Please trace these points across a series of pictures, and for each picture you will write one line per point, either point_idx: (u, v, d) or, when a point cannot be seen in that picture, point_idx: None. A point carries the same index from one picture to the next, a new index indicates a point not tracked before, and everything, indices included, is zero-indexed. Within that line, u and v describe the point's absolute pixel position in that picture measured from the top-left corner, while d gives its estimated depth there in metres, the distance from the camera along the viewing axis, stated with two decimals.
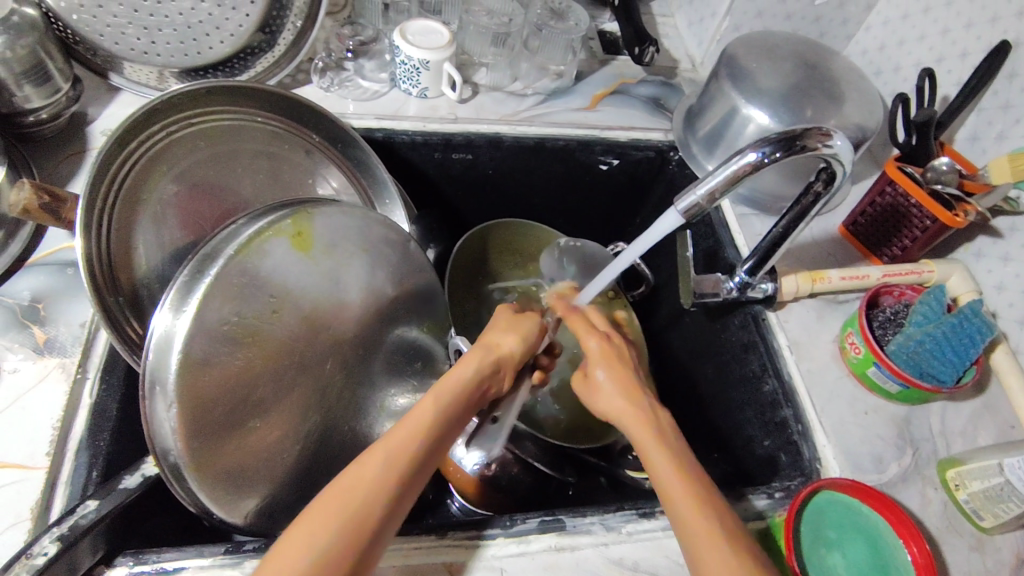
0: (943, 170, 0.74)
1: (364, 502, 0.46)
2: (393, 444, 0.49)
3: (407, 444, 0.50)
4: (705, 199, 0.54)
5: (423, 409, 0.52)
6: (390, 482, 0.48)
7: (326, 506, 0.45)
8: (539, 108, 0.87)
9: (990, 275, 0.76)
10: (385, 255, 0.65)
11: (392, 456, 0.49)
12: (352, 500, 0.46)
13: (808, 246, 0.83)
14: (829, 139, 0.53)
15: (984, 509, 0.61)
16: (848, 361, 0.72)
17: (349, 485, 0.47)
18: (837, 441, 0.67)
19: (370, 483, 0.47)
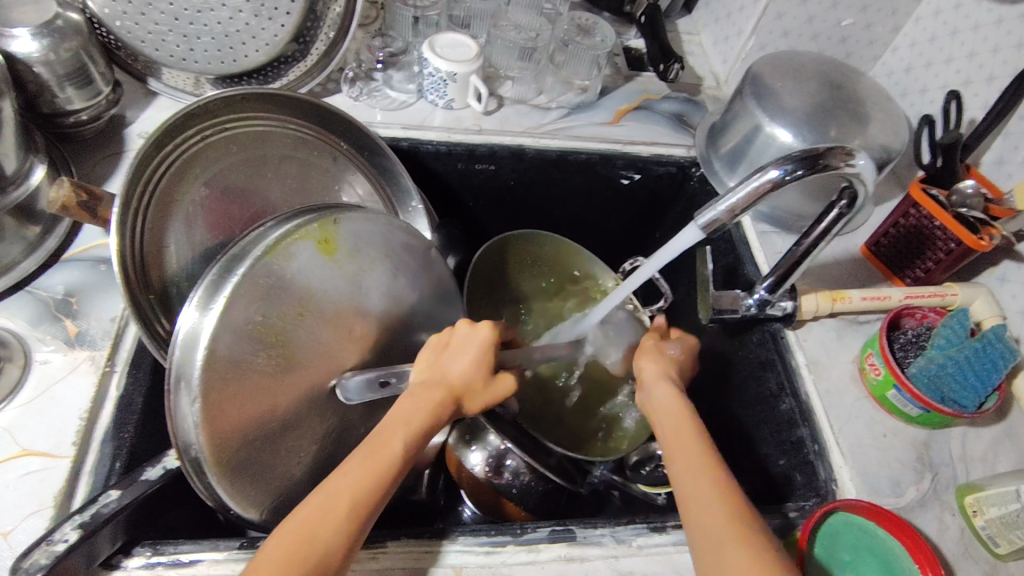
0: (968, 194, 0.73)
1: (327, 545, 0.48)
2: (348, 489, 0.51)
3: (367, 489, 0.51)
4: (726, 215, 0.55)
5: (385, 454, 0.54)
6: (349, 525, 0.49)
7: (284, 545, 0.47)
8: (563, 122, 0.88)
9: (1014, 300, 0.75)
10: (407, 262, 0.66)
11: (355, 499, 0.50)
12: (314, 542, 0.47)
13: (829, 265, 0.83)
14: (851, 159, 0.53)
15: (1001, 536, 0.61)
16: (867, 382, 0.71)
17: (310, 527, 0.48)
18: (854, 462, 0.67)
19: (334, 525, 0.49)
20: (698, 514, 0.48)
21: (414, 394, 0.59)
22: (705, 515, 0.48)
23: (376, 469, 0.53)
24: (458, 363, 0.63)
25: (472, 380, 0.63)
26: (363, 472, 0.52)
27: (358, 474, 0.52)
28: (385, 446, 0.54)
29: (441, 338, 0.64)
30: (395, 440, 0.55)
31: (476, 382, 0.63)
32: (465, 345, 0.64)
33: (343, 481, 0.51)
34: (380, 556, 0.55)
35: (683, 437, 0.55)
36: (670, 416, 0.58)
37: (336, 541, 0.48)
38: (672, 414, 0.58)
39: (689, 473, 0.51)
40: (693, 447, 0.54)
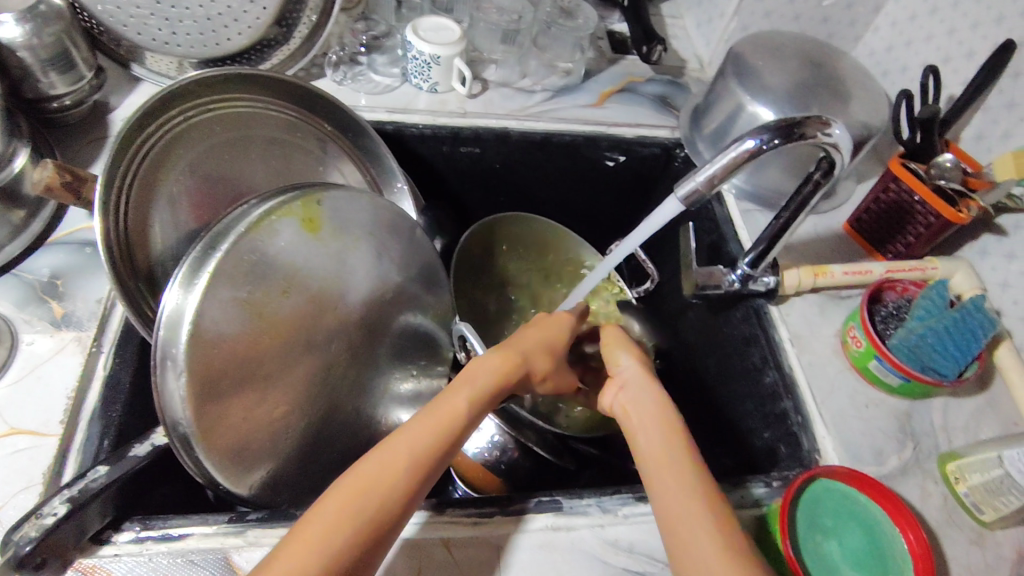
0: (947, 167, 0.74)
1: (383, 501, 0.46)
2: (409, 446, 0.48)
3: (428, 444, 0.49)
4: (704, 186, 0.55)
5: (447, 413, 0.51)
6: (410, 482, 0.47)
7: (345, 499, 0.45)
8: (548, 104, 0.89)
9: (994, 272, 0.77)
10: (391, 241, 0.67)
11: (416, 457, 0.48)
12: (371, 497, 0.45)
13: (811, 241, 0.83)
14: (827, 128, 0.54)
15: (985, 502, 0.62)
16: (849, 354, 0.72)
17: (370, 479, 0.46)
18: (837, 432, 0.67)
19: (391, 483, 0.46)
20: (682, 538, 0.45)
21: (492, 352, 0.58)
22: (692, 535, 0.45)
23: (436, 427, 0.50)
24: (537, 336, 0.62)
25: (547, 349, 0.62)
26: (425, 427, 0.50)
27: (423, 428, 0.50)
28: (448, 404, 0.52)
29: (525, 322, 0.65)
30: (460, 399, 0.52)
31: (545, 359, 0.61)
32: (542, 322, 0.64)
33: (403, 438, 0.48)
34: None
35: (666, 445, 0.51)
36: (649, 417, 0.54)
37: (394, 496, 0.46)
38: (651, 416, 0.54)
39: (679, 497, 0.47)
40: (685, 472, 0.49)
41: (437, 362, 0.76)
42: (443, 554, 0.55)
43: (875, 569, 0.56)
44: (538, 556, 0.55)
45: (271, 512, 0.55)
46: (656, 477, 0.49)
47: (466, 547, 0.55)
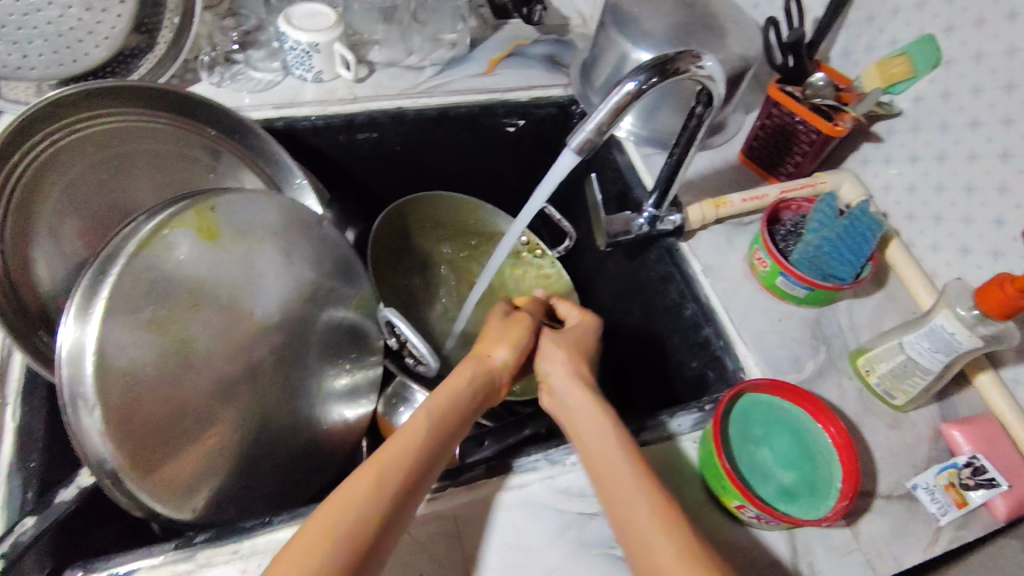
0: (820, 86, 0.78)
1: (361, 517, 0.45)
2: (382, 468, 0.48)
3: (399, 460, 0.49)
4: (594, 134, 0.57)
5: (422, 426, 0.52)
6: (393, 496, 0.47)
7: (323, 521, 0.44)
8: (438, 78, 0.88)
9: (877, 177, 0.83)
10: (298, 237, 0.66)
11: (387, 473, 0.48)
12: (360, 506, 0.45)
13: (710, 175, 0.87)
14: (699, 61, 0.56)
15: (895, 388, 0.66)
16: (758, 276, 0.76)
17: (354, 493, 0.46)
18: (756, 348, 0.71)
19: (376, 495, 0.46)
20: (632, 525, 0.48)
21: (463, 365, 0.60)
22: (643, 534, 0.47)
23: (415, 440, 0.51)
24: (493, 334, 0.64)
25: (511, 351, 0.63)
26: (402, 444, 0.50)
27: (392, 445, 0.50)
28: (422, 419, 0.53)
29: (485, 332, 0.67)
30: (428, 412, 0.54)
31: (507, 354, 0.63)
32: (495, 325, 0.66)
33: (387, 453, 0.49)
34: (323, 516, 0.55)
35: (600, 443, 0.54)
36: (587, 418, 0.57)
37: (369, 511, 0.45)
38: (587, 419, 0.57)
39: (629, 497, 0.49)
40: (624, 471, 0.51)
41: (370, 352, 0.75)
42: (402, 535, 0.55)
43: (805, 467, 0.60)
44: (494, 518, 0.57)
45: (219, 530, 0.54)
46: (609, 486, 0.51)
47: (424, 524, 0.56)
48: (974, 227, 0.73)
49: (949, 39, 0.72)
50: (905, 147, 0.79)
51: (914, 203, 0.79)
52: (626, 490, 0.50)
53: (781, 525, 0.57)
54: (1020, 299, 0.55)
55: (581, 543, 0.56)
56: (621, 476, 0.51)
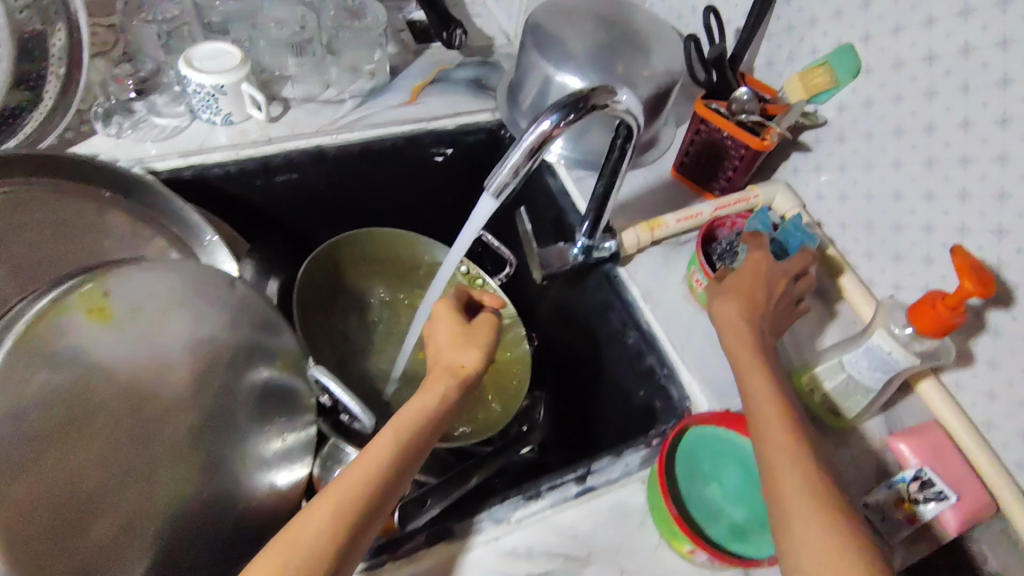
0: (745, 101, 0.77)
1: (314, 549, 0.46)
2: (343, 493, 0.49)
3: (359, 487, 0.49)
4: (511, 176, 0.54)
5: (376, 449, 0.52)
6: (342, 530, 0.47)
7: (283, 552, 0.45)
8: (359, 111, 0.84)
9: (809, 187, 0.82)
10: (206, 303, 0.61)
11: (343, 502, 0.48)
12: (303, 542, 0.46)
13: (645, 195, 0.85)
14: (615, 96, 0.54)
15: (840, 406, 0.66)
16: (697, 297, 0.75)
17: (303, 527, 0.47)
18: (701, 375, 0.70)
19: (319, 526, 0.47)
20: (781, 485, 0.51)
21: (433, 376, 0.61)
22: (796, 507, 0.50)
23: (370, 465, 0.51)
24: (445, 346, 0.65)
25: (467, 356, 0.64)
26: (358, 471, 0.50)
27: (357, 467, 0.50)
28: (378, 440, 0.53)
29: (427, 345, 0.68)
30: (386, 435, 0.54)
31: (468, 360, 0.63)
32: (439, 326, 0.68)
33: (347, 481, 0.49)
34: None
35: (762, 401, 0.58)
36: (738, 346, 0.63)
37: (325, 543, 0.46)
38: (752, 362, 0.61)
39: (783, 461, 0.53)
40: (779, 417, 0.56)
41: (302, 412, 0.70)
42: None
43: (754, 500, 0.59)
44: None
45: None
46: (760, 426, 0.56)
47: None
48: (904, 234, 0.72)
49: (869, 47, 0.72)
50: (833, 155, 0.79)
51: (846, 212, 0.79)
52: (778, 449, 0.54)
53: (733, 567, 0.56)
54: (951, 317, 0.54)
55: None
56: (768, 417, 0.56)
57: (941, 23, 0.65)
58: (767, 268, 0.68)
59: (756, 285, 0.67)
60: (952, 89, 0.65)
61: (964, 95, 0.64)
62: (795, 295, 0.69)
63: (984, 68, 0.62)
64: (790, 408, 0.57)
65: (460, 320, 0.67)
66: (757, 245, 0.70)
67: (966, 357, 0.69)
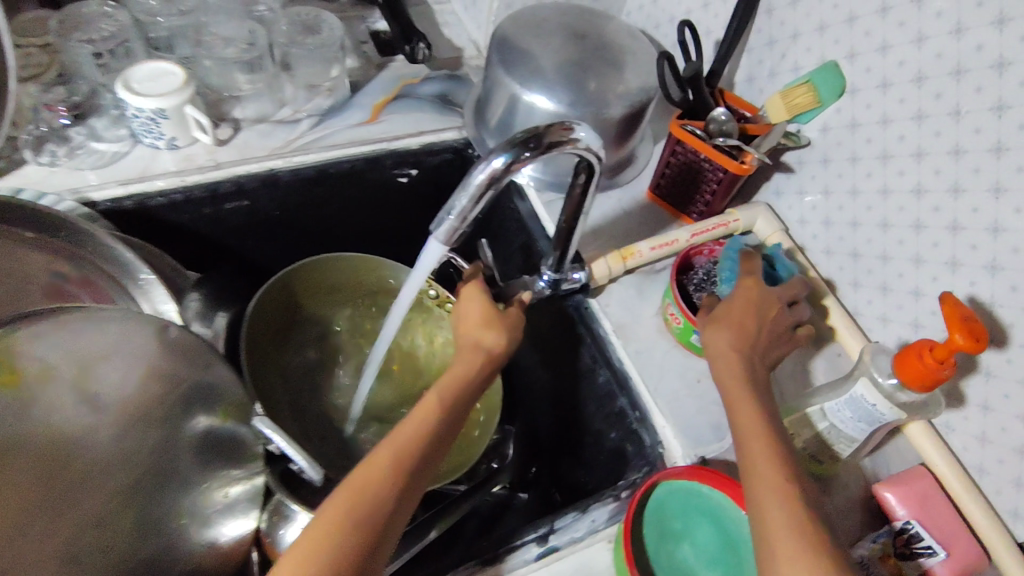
0: (723, 121, 0.73)
1: (375, 505, 0.47)
2: (396, 455, 0.50)
3: (409, 449, 0.50)
4: (459, 223, 0.49)
5: (422, 412, 0.53)
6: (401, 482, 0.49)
7: (339, 508, 0.46)
8: (316, 132, 0.80)
9: (792, 210, 0.78)
10: (138, 356, 0.56)
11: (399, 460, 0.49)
12: (369, 490, 0.47)
13: (620, 218, 0.80)
14: (572, 133, 0.49)
15: (822, 454, 0.61)
16: (672, 331, 0.70)
17: (363, 478, 0.48)
18: (676, 418, 0.65)
19: (382, 476, 0.48)
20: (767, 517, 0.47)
21: (462, 353, 0.60)
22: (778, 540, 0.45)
23: (421, 422, 0.52)
24: (473, 324, 0.63)
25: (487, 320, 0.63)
26: (412, 427, 0.52)
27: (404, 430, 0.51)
28: (426, 404, 0.54)
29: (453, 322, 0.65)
30: (431, 396, 0.55)
31: (490, 332, 0.62)
32: (467, 306, 0.64)
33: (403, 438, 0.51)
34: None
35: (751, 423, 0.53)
36: (727, 370, 0.57)
37: (388, 494, 0.48)
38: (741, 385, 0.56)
39: (767, 488, 0.48)
40: (771, 443, 0.51)
41: (247, 460, 0.66)
42: None
43: (725, 563, 0.55)
44: None
45: None
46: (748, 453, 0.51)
47: None
48: (891, 265, 0.68)
49: (853, 65, 0.67)
50: (817, 178, 0.74)
51: (831, 239, 0.74)
52: (767, 476, 0.49)
53: None
54: (941, 370, 0.50)
55: None
56: (757, 441, 0.51)
57: (931, 42, 0.60)
58: (759, 293, 0.62)
59: (748, 311, 0.61)
60: (943, 113, 0.61)
61: (954, 120, 0.60)
62: (791, 321, 0.63)
63: (978, 92, 0.58)
64: (781, 435, 0.52)
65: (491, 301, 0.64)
66: (749, 267, 0.64)
67: (957, 397, 0.65)
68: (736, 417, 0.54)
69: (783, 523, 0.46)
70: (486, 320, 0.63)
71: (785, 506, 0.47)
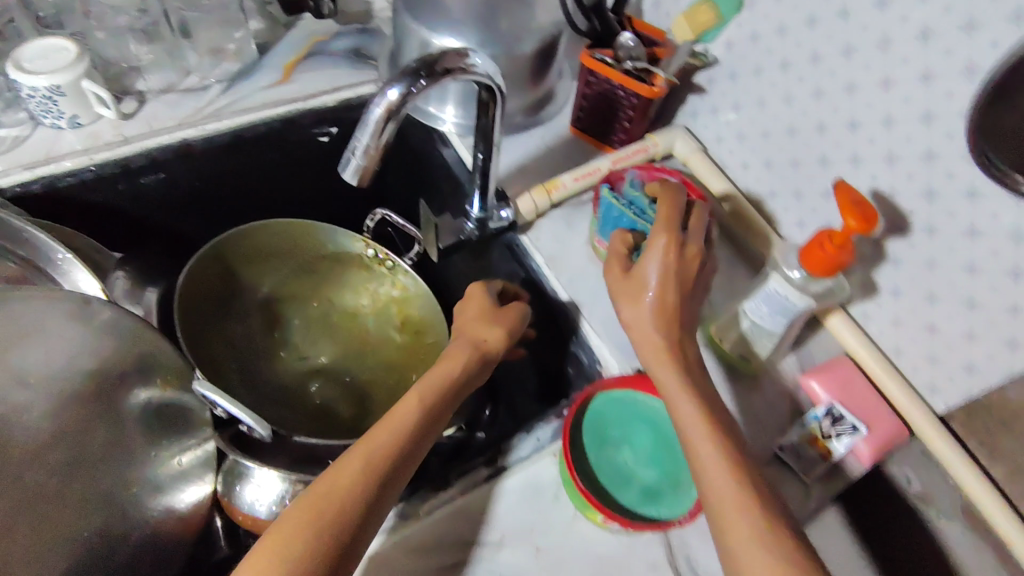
0: (631, 48, 0.74)
1: (346, 500, 0.48)
2: (377, 443, 0.52)
3: (387, 446, 0.52)
4: (368, 158, 0.49)
5: (401, 412, 0.55)
6: (369, 484, 0.49)
7: (305, 512, 0.47)
8: (227, 97, 0.78)
9: (708, 130, 0.80)
10: (62, 331, 0.56)
11: (377, 461, 0.51)
12: (332, 496, 0.48)
13: (543, 155, 0.81)
14: (467, 59, 0.51)
15: (749, 352, 0.66)
16: (602, 257, 0.72)
17: (328, 482, 0.49)
18: (610, 337, 0.68)
19: (350, 480, 0.49)
20: (720, 510, 0.47)
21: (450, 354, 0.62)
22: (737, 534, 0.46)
23: (398, 425, 0.53)
24: (472, 321, 0.65)
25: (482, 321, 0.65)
26: (385, 428, 0.53)
27: (388, 428, 0.53)
28: (404, 402, 0.56)
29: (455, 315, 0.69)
30: (411, 397, 0.56)
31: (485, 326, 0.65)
32: (470, 302, 0.67)
33: (380, 437, 0.52)
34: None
35: (687, 408, 0.53)
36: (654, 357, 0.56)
37: (357, 496, 0.49)
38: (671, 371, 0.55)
39: (718, 480, 0.48)
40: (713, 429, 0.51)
41: (198, 428, 0.66)
42: None
43: (666, 463, 0.58)
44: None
45: None
46: (694, 443, 0.51)
47: None
48: (802, 170, 0.71)
49: None
50: (728, 96, 0.76)
51: (746, 152, 0.76)
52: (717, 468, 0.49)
53: (646, 531, 0.55)
54: (840, 256, 0.53)
55: None
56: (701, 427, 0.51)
57: None
58: (677, 256, 0.57)
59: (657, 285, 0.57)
60: (832, 15, 0.63)
61: (844, 20, 0.62)
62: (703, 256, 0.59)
63: None
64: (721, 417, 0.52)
65: (492, 300, 0.67)
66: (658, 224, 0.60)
67: (870, 287, 0.69)
68: (676, 407, 0.53)
69: (739, 527, 0.46)
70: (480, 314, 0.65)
71: (739, 496, 0.47)
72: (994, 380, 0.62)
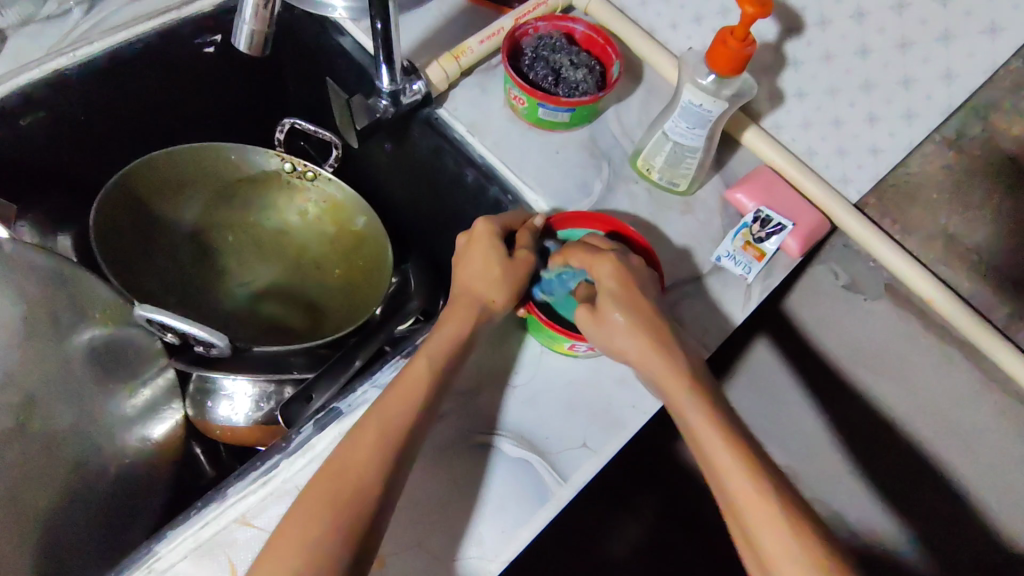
0: None
1: (360, 487, 0.47)
2: (386, 415, 0.50)
3: (400, 414, 0.50)
4: (258, 23, 0.50)
5: (414, 376, 0.52)
6: (386, 458, 0.48)
7: (322, 487, 0.47)
8: (92, 18, 0.73)
9: None
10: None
11: (387, 456, 0.48)
12: (348, 476, 0.47)
13: (445, 26, 0.79)
14: None
15: (675, 176, 0.68)
16: (522, 116, 0.72)
17: (344, 460, 0.48)
18: (542, 188, 0.69)
19: (367, 455, 0.48)
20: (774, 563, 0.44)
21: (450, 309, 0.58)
22: None
23: (411, 390, 0.52)
24: (471, 278, 0.59)
25: (486, 275, 0.58)
26: (396, 396, 0.51)
27: (389, 415, 0.50)
28: (413, 367, 0.53)
29: (455, 259, 0.61)
30: (420, 358, 0.54)
31: (486, 283, 0.58)
32: (474, 251, 0.59)
33: (391, 410, 0.50)
34: (213, 518, 0.51)
35: (711, 444, 0.49)
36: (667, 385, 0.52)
37: (376, 471, 0.47)
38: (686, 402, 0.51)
39: (766, 530, 0.45)
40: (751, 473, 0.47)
41: (152, 359, 0.64)
42: (248, 530, 0.51)
43: None
44: None
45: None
46: (736, 489, 0.47)
47: (265, 511, 0.52)
48: None
49: None
50: None
51: None
52: (767, 520, 0.45)
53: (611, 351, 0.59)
54: (744, 48, 0.57)
55: (438, 449, 0.56)
56: (734, 474, 0.47)
57: None
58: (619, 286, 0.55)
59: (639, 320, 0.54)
60: None
61: None
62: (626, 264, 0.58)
63: None
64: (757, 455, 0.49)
65: (495, 250, 0.58)
66: (622, 280, 0.55)
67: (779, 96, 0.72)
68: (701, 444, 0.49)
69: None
70: (481, 271, 0.58)
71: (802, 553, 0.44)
72: (895, 157, 0.66)
